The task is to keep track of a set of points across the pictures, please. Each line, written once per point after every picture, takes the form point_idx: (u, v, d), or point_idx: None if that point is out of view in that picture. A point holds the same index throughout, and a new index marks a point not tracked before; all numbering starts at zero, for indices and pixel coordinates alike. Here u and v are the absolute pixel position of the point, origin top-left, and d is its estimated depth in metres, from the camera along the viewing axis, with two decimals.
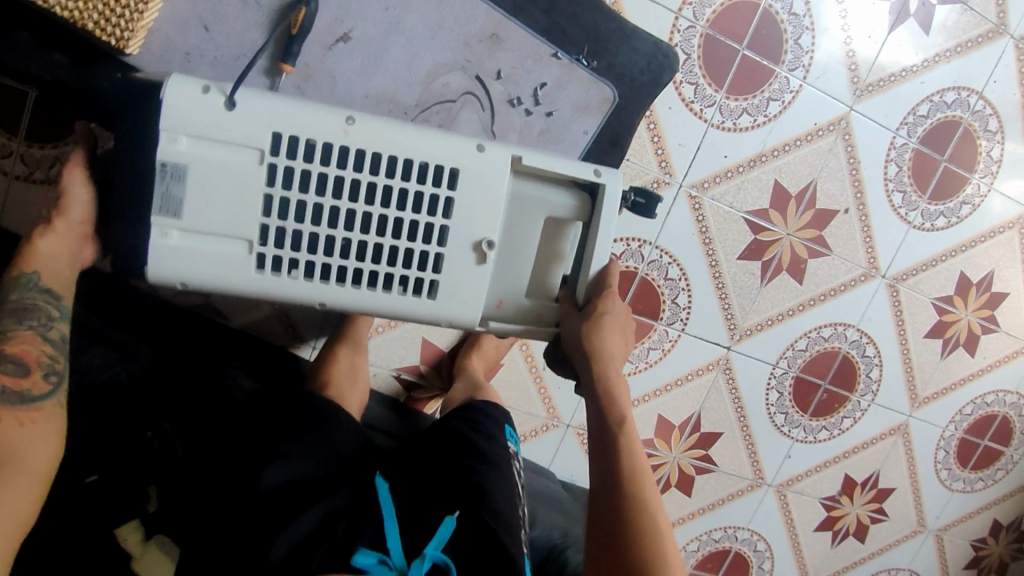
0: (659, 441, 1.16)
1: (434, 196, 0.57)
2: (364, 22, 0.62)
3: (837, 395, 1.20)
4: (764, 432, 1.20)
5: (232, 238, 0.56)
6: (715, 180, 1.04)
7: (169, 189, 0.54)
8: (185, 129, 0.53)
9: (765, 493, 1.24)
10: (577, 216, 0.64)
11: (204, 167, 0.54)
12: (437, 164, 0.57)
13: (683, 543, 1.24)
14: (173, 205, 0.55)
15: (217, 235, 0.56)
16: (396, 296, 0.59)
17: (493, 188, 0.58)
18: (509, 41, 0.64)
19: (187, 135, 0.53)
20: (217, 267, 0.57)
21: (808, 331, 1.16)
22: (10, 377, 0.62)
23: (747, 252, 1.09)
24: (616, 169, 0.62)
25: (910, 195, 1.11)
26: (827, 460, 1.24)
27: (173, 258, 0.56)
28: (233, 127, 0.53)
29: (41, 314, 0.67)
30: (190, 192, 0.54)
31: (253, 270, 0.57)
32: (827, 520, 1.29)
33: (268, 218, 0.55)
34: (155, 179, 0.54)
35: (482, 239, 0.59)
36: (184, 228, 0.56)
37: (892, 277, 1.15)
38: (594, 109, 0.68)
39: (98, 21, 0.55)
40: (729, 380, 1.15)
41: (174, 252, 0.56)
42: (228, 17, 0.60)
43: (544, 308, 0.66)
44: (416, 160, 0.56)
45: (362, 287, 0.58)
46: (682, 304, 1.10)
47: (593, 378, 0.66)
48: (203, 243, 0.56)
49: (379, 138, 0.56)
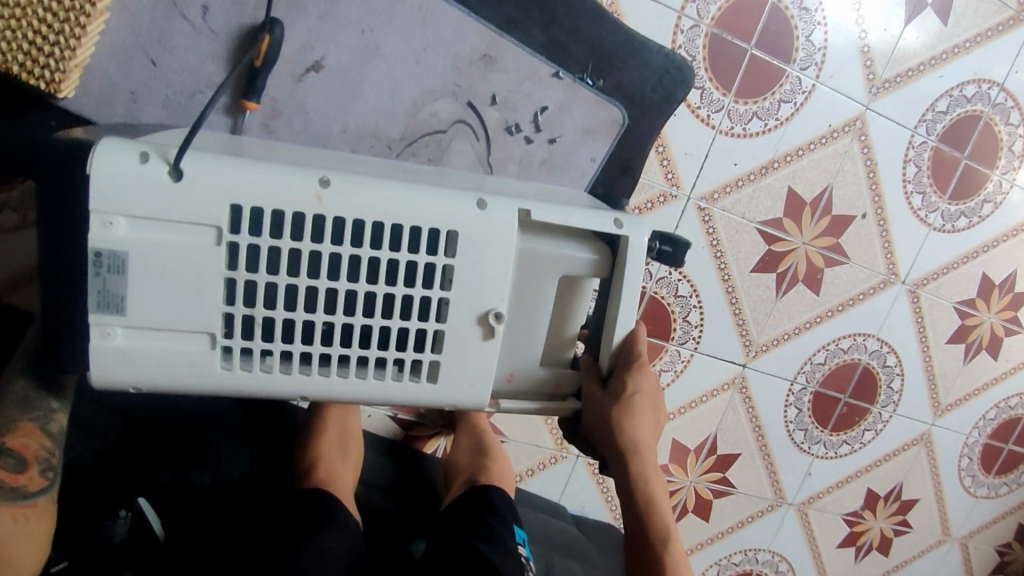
0: (674, 466, 1.10)
1: (429, 266, 0.52)
2: (336, 47, 0.54)
3: (857, 408, 1.14)
4: (783, 450, 1.14)
5: (194, 333, 0.50)
6: (726, 189, 0.97)
7: (107, 284, 0.47)
8: (121, 210, 0.46)
9: (786, 512, 1.18)
10: (594, 273, 0.59)
11: (150, 253, 0.47)
12: (430, 230, 0.51)
13: (702, 568, 1.18)
14: (115, 301, 0.48)
15: (177, 331, 0.50)
16: (391, 379, 0.54)
17: (494, 253, 0.53)
18: (503, 62, 0.57)
19: (125, 217, 0.46)
20: (182, 366, 0.50)
21: (826, 344, 1.09)
22: (5, 473, 0.55)
23: (762, 263, 1.02)
24: (638, 220, 0.58)
25: (930, 195, 1.04)
26: (849, 475, 1.18)
27: (122, 359, 0.49)
28: (181, 203, 0.46)
29: (41, 407, 0.59)
30: (135, 286, 0.48)
31: (220, 364, 0.51)
32: (850, 536, 1.24)
33: (233, 307, 0.49)
34: (90, 273, 0.47)
35: (489, 311, 0.54)
36: (130, 325, 0.49)
37: (912, 283, 1.09)
38: (602, 133, 0.61)
39: (24, 63, 0.47)
40: (745, 399, 1.09)
41: (122, 352, 0.49)
42: (178, 47, 0.52)
43: (561, 376, 0.63)
44: (406, 227, 0.50)
45: (350, 372, 0.53)
46: (693, 322, 1.03)
47: (620, 461, 0.66)
48: (161, 341, 0.50)
49: (358, 201, 0.49)
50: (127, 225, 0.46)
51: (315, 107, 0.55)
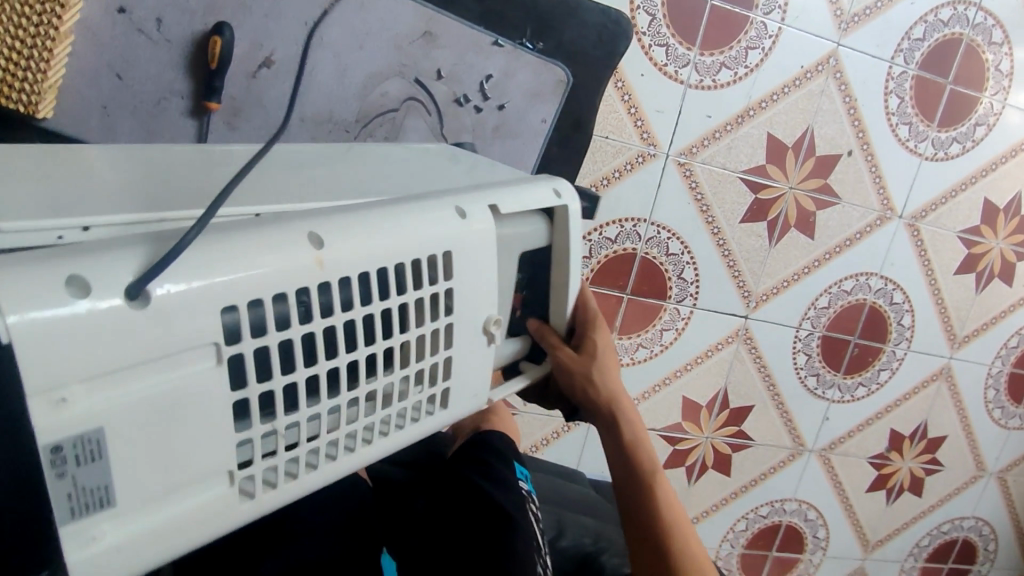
0: (688, 423, 1.11)
1: (431, 296, 0.47)
2: (285, 43, 0.58)
3: (869, 348, 1.13)
4: (797, 397, 1.14)
5: (205, 483, 0.38)
6: (703, 143, 0.98)
7: (77, 477, 0.32)
8: (77, 374, 0.31)
9: (809, 459, 1.18)
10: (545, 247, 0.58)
11: (122, 413, 0.33)
12: (425, 255, 0.46)
13: (729, 523, 1.19)
14: (95, 496, 0.33)
15: (183, 493, 0.37)
16: (413, 424, 0.50)
17: (484, 257, 0.49)
18: (443, 37, 0.60)
19: (85, 381, 0.31)
20: (198, 528, 0.38)
21: (829, 287, 1.09)
22: None
23: (750, 213, 1.03)
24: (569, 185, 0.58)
25: (916, 125, 1.03)
26: (869, 417, 1.18)
27: (119, 558, 0.35)
28: (172, 327, 0.34)
29: None
30: (117, 467, 0.33)
31: (243, 502, 0.40)
32: (878, 479, 1.23)
33: (250, 428, 0.39)
34: (47, 479, 0.31)
35: (490, 318, 0.52)
36: (122, 518, 0.35)
37: (910, 216, 1.08)
38: (549, 93, 0.63)
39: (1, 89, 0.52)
40: (751, 349, 1.09)
41: (116, 553, 0.35)
42: (140, 61, 0.57)
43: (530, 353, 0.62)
44: (407, 262, 0.44)
45: (377, 437, 0.47)
46: (689, 279, 1.04)
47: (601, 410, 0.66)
48: (159, 515, 0.36)
49: (357, 238, 0.42)
50: (87, 391, 0.31)
51: (273, 101, 0.60)
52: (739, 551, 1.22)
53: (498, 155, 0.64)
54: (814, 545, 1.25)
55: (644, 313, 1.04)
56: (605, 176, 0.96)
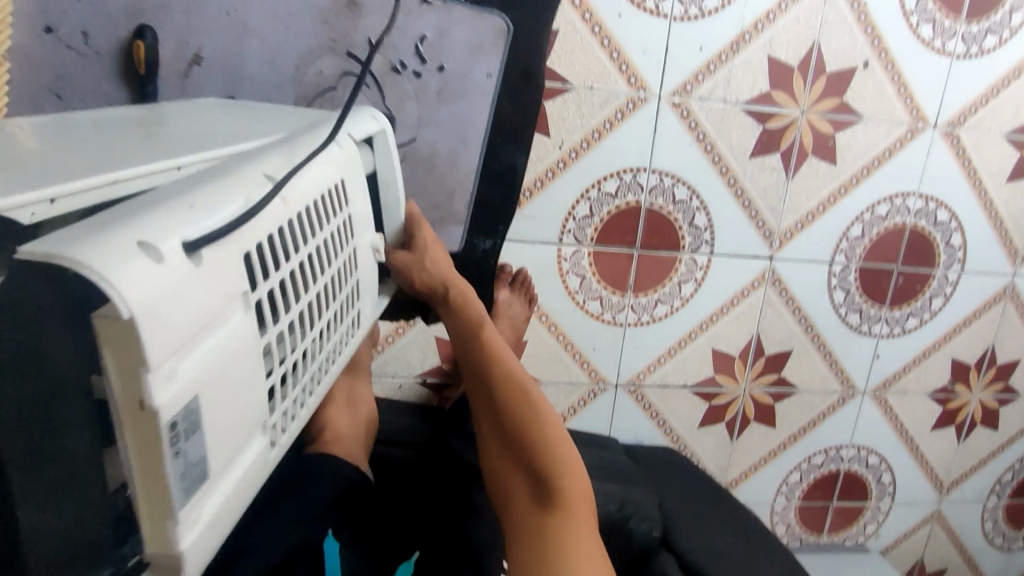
0: (722, 376, 1.06)
1: (343, 223, 0.51)
2: (212, 38, 0.58)
3: (916, 275, 1.04)
4: (840, 337, 1.06)
5: (251, 435, 0.39)
6: (698, 78, 0.91)
7: (181, 451, 0.32)
8: (173, 348, 0.31)
9: (861, 402, 1.10)
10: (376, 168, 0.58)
11: (207, 371, 0.33)
12: (333, 184, 0.49)
13: (782, 476, 1.13)
14: (195, 466, 0.33)
15: (238, 449, 0.38)
16: (344, 348, 0.54)
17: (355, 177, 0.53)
18: (368, 5, 0.59)
19: (178, 353, 0.31)
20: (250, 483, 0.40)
21: (860, 214, 1.00)
22: None
23: (760, 146, 0.95)
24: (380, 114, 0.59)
25: (942, 21, 0.92)
26: (924, 350, 1.08)
27: (212, 526, 0.35)
28: (209, 285, 0.34)
29: None
30: (206, 435, 0.34)
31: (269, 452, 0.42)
32: (945, 416, 1.13)
33: (272, 374, 0.41)
34: (163, 452, 0.31)
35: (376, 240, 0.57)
36: (209, 487, 0.35)
37: (947, 124, 0.97)
38: (490, 45, 0.61)
39: None
40: (781, 292, 1.02)
41: (211, 523, 0.35)
42: (76, 78, 0.57)
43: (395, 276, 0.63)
44: (329, 189, 0.48)
45: (329, 362, 0.51)
46: (702, 225, 0.98)
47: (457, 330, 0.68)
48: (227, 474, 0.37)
49: (294, 173, 0.45)
50: (182, 361, 0.31)
51: (212, 97, 0.59)
52: (798, 505, 1.16)
53: (447, 119, 0.63)
54: (880, 492, 1.16)
55: (658, 267, 0.99)
56: (594, 130, 0.91)
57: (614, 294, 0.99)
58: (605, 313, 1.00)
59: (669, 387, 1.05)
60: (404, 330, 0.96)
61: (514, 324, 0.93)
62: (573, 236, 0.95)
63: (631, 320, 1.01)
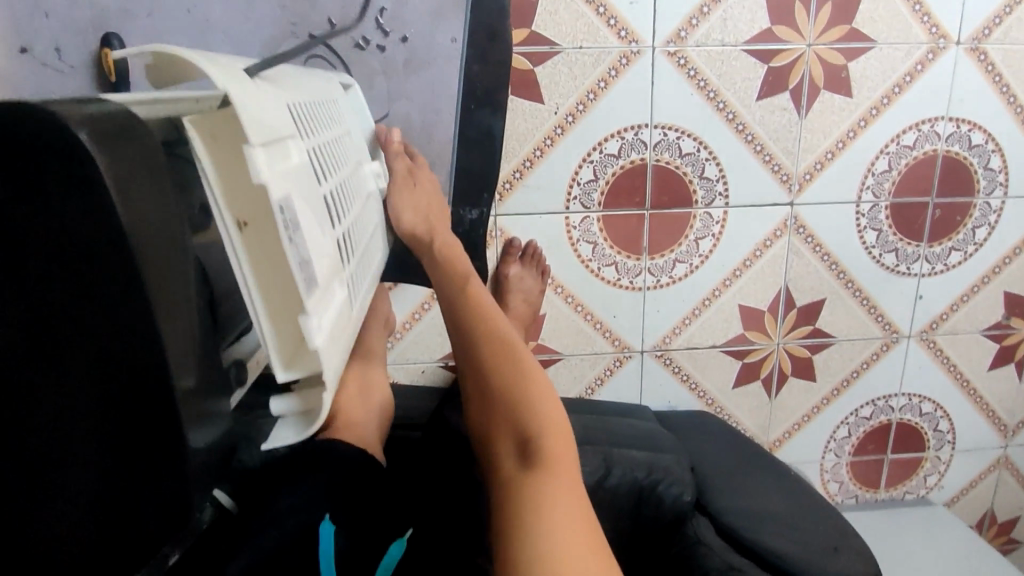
0: (752, 333, 1.01)
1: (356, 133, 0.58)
2: (176, 38, 0.58)
3: (954, 205, 0.97)
4: (877, 280, 1.00)
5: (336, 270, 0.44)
6: (692, 23, 0.86)
7: (294, 238, 0.37)
8: (267, 143, 0.36)
9: (907, 347, 1.04)
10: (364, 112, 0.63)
11: (296, 174, 0.39)
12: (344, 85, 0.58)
13: (829, 432, 1.08)
14: (306, 262, 0.38)
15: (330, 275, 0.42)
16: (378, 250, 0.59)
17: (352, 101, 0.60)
18: None
19: (275, 149, 0.37)
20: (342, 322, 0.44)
21: (886, 147, 0.94)
22: None
23: (766, 87, 0.90)
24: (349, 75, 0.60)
25: None
26: (972, 285, 1.01)
27: (327, 332, 0.40)
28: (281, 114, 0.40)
29: None
30: (306, 233, 0.39)
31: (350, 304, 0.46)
32: (1003, 353, 1.06)
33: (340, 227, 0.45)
34: (281, 229, 0.35)
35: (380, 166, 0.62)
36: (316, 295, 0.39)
37: (971, 38, 0.90)
38: (451, 9, 0.61)
39: None
40: (807, 238, 0.97)
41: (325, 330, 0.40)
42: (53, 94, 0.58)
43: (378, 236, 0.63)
44: (342, 90, 0.57)
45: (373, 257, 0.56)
46: (714, 177, 0.93)
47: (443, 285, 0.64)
48: (328, 294, 0.41)
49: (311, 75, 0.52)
50: (279, 156, 0.37)
51: None
52: (849, 460, 1.10)
53: (419, 90, 0.63)
54: (939, 441, 1.10)
55: (672, 226, 0.95)
56: (588, 90, 0.88)
57: (629, 258, 0.96)
58: (622, 278, 0.97)
59: (697, 349, 1.02)
60: (419, 315, 0.96)
61: (528, 297, 0.94)
62: (579, 203, 0.93)
63: (649, 283, 0.98)
